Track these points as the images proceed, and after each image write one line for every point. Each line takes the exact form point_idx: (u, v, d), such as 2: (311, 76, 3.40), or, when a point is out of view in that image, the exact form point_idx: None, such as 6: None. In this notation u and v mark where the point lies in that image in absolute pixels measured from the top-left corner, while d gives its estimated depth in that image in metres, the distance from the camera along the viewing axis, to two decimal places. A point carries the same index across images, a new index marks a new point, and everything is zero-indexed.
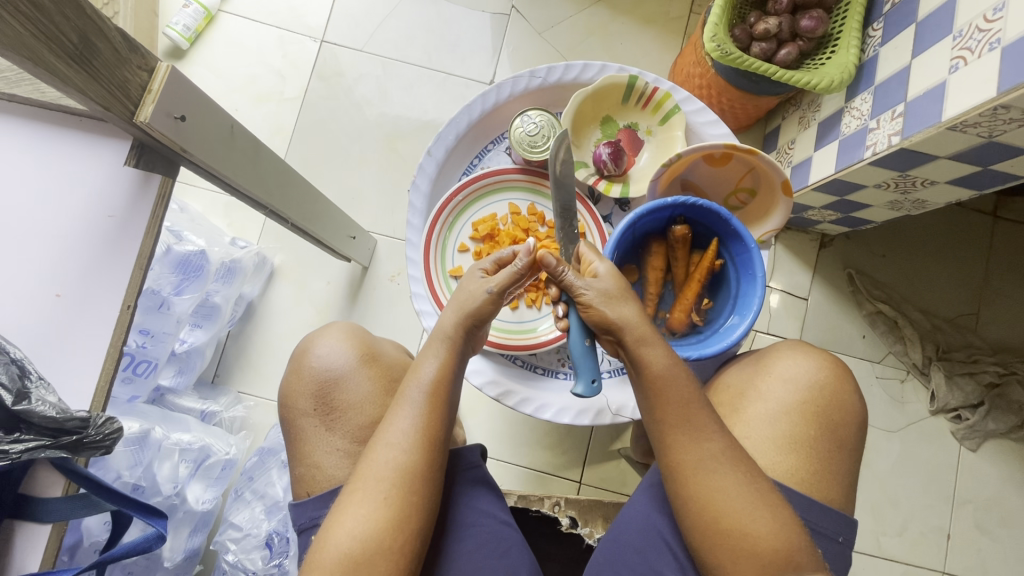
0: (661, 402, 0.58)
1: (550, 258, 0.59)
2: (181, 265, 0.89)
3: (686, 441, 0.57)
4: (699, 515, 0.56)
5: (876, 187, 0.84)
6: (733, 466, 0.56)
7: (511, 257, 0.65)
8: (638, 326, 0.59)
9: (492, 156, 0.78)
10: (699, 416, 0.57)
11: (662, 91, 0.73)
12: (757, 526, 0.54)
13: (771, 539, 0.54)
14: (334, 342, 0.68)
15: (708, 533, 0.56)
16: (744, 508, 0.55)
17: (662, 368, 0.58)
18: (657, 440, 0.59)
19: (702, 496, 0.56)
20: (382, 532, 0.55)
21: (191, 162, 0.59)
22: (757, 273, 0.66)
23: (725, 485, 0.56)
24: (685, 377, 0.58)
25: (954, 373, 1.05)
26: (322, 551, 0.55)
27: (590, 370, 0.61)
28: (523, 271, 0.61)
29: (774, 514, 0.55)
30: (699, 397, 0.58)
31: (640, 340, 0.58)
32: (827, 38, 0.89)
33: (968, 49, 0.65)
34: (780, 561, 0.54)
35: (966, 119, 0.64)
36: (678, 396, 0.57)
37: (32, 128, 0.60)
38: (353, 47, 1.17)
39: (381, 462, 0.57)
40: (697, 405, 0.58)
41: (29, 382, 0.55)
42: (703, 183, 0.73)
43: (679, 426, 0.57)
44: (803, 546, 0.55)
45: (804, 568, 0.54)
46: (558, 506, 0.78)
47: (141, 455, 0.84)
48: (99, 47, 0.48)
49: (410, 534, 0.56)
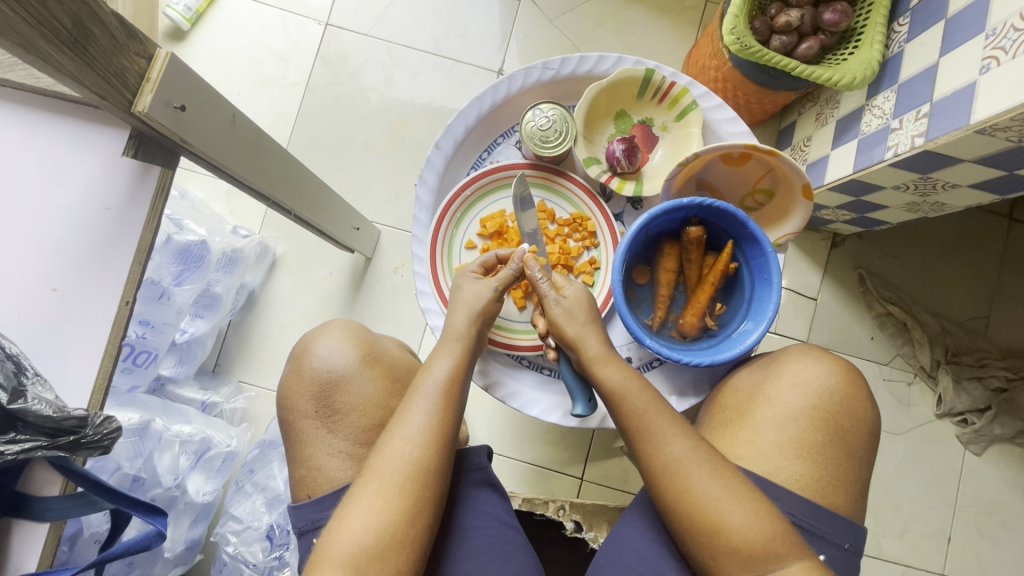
0: (624, 407, 0.60)
1: (532, 265, 0.64)
2: (182, 255, 0.87)
3: (648, 444, 0.58)
4: (675, 514, 0.56)
5: (894, 189, 0.82)
6: (697, 462, 0.55)
7: (496, 260, 0.68)
8: (593, 345, 0.62)
9: (502, 150, 0.76)
10: (657, 419, 0.58)
11: (680, 86, 0.71)
12: (730, 519, 0.53)
13: (746, 532, 0.53)
14: (336, 341, 0.67)
15: (690, 531, 0.55)
16: (715, 503, 0.54)
17: (615, 383, 0.61)
18: (628, 447, 0.60)
19: (673, 496, 0.56)
20: (394, 525, 0.54)
21: (191, 153, 0.57)
22: (773, 278, 0.64)
23: (693, 483, 0.55)
24: (637, 389, 0.60)
25: (962, 377, 1.04)
26: (333, 541, 0.54)
27: (585, 393, 0.66)
28: (517, 273, 0.65)
29: (747, 506, 0.54)
30: (656, 402, 0.59)
31: (592, 360, 0.62)
32: (850, 32, 0.86)
33: (1001, 49, 0.62)
34: (757, 552, 0.53)
35: (996, 123, 0.62)
36: (636, 406, 0.59)
37: (26, 117, 0.58)
38: (359, 31, 1.14)
39: (397, 455, 0.56)
40: (653, 409, 0.59)
41: (25, 379, 0.54)
42: (719, 182, 0.71)
43: (640, 431, 0.58)
44: (782, 534, 0.53)
45: (786, 558, 0.53)
46: (563, 510, 0.80)
47: (142, 446, 0.83)
48: (95, 33, 0.45)
49: (423, 527, 0.55)
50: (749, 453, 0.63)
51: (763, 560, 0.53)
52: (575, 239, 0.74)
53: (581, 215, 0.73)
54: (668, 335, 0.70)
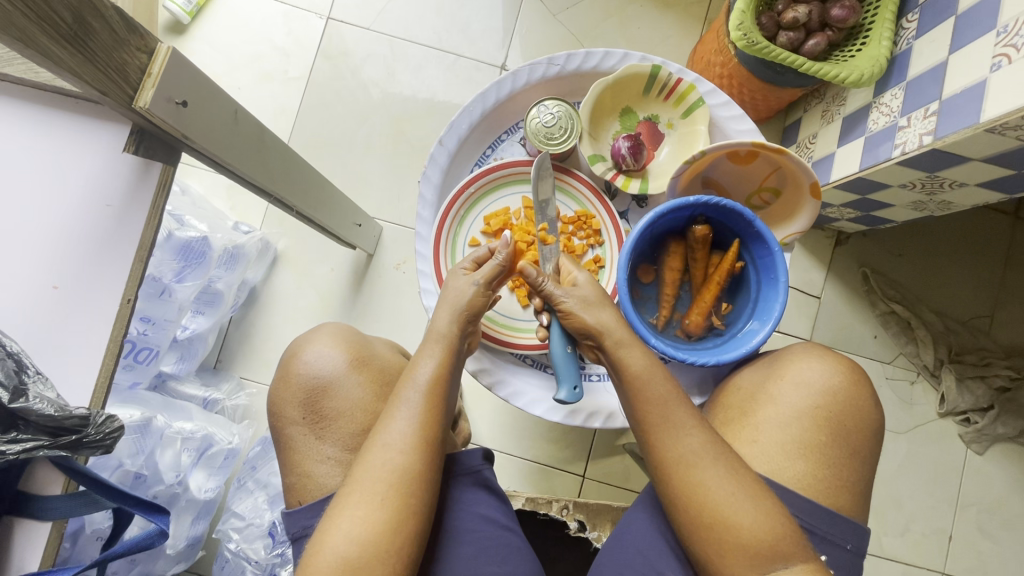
0: (639, 399, 0.58)
1: (528, 269, 0.62)
2: (182, 251, 0.86)
3: (664, 435, 0.57)
4: (684, 509, 0.55)
5: (901, 187, 0.81)
6: (714, 459, 0.55)
7: (488, 253, 0.66)
8: (617, 330, 0.60)
9: (505, 147, 0.75)
10: (676, 411, 0.57)
11: (686, 82, 0.70)
12: (742, 517, 0.53)
13: (756, 530, 0.53)
14: (323, 347, 0.67)
15: (697, 526, 0.55)
16: (727, 500, 0.54)
17: (639, 367, 0.59)
18: (639, 437, 0.59)
19: (684, 490, 0.55)
20: (379, 535, 0.54)
21: (191, 149, 0.56)
22: (780, 278, 0.64)
23: (707, 479, 0.54)
24: (662, 377, 0.59)
25: (965, 376, 1.03)
26: (316, 555, 0.54)
27: (571, 378, 0.64)
28: (504, 264, 0.64)
29: (760, 505, 0.54)
30: (677, 393, 0.58)
31: (614, 347, 0.60)
32: (857, 28, 0.85)
33: (1012, 46, 0.61)
34: (765, 551, 0.53)
35: (1007, 121, 0.61)
36: (656, 392, 0.58)
37: (24, 113, 0.57)
38: (361, 25, 1.13)
39: (378, 464, 0.56)
40: (674, 400, 0.58)
41: (26, 378, 0.53)
42: (724, 180, 0.70)
43: (656, 423, 0.57)
44: (791, 534, 0.53)
45: (793, 558, 0.53)
46: (566, 510, 0.81)
47: (144, 443, 0.83)
48: (95, 27, 0.44)
49: (409, 534, 0.55)
50: (752, 453, 0.62)
51: (770, 559, 0.53)
52: (579, 237, 0.73)
53: (585, 214, 0.73)
54: (672, 335, 0.69)
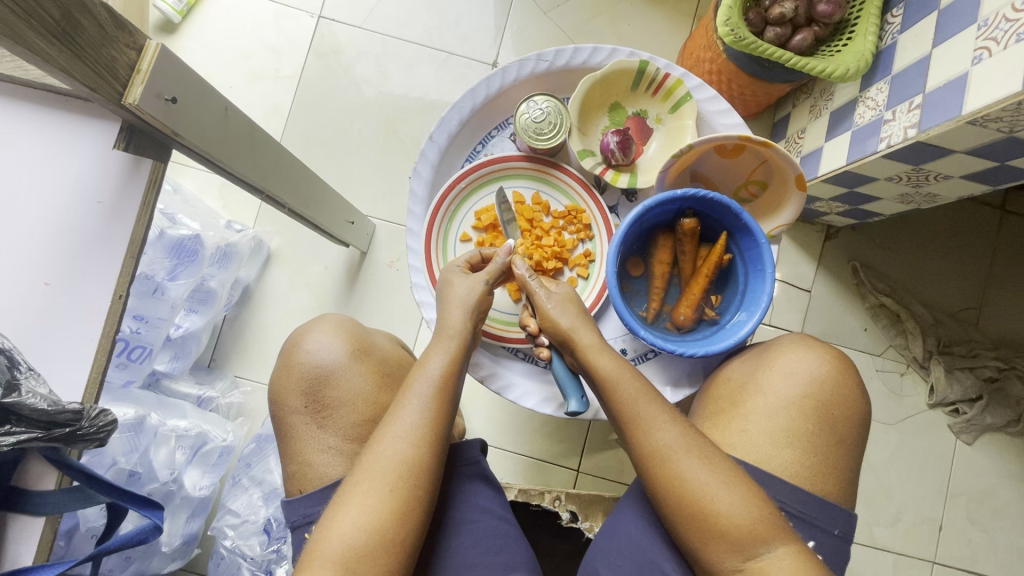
0: (615, 398, 0.60)
1: (522, 265, 0.66)
2: (175, 249, 0.87)
3: (641, 430, 0.58)
4: (665, 498, 0.56)
5: (887, 180, 0.82)
6: (688, 451, 0.56)
7: (482, 257, 0.68)
8: (587, 334, 0.63)
9: (496, 143, 0.76)
10: (647, 407, 0.58)
11: (674, 77, 0.71)
12: (720, 505, 0.54)
13: (734, 516, 0.53)
14: (325, 336, 0.67)
15: (680, 514, 0.55)
16: (705, 488, 0.54)
17: (609, 371, 0.60)
18: (620, 434, 0.60)
19: (664, 482, 0.56)
20: (377, 523, 0.54)
21: (182, 146, 0.56)
22: (767, 269, 0.65)
23: (683, 469, 0.55)
24: (630, 378, 0.60)
25: (954, 367, 1.05)
26: (324, 541, 0.54)
27: (577, 388, 0.66)
28: (504, 269, 0.66)
29: (737, 491, 0.54)
30: (647, 390, 0.60)
31: (588, 350, 0.62)
32: (843, 23, 0.86)
33: (993, 39, 0.62)
34: (745, 536, 0.53)
35: (988, 114, 0.62)
36: (627, 392, 0.59)
37: (17, 108, 0.57)
38: (352, 23, 1.13)
39: (389, 454, 0.56)
40: (644, 398, 0.59)
41: (19, 373, 0.54)
42: (713, 174, 0.71)
43: (633, 418, 0.58)
44: (770, 518, 0.54)
45: (772, 542, 0.53)
46: (558, 501, 0.79)
47: (138, 441, 0.84)
48: (83, 22, 0.45)
49: (404, 523, 0.55)
50: (739, 442, 0.63)
51: (751, 544, 0.53)
52: (570, 232, 0.75)
53: (576, 208, 0.74)
54: (662, 327, 0.70)
